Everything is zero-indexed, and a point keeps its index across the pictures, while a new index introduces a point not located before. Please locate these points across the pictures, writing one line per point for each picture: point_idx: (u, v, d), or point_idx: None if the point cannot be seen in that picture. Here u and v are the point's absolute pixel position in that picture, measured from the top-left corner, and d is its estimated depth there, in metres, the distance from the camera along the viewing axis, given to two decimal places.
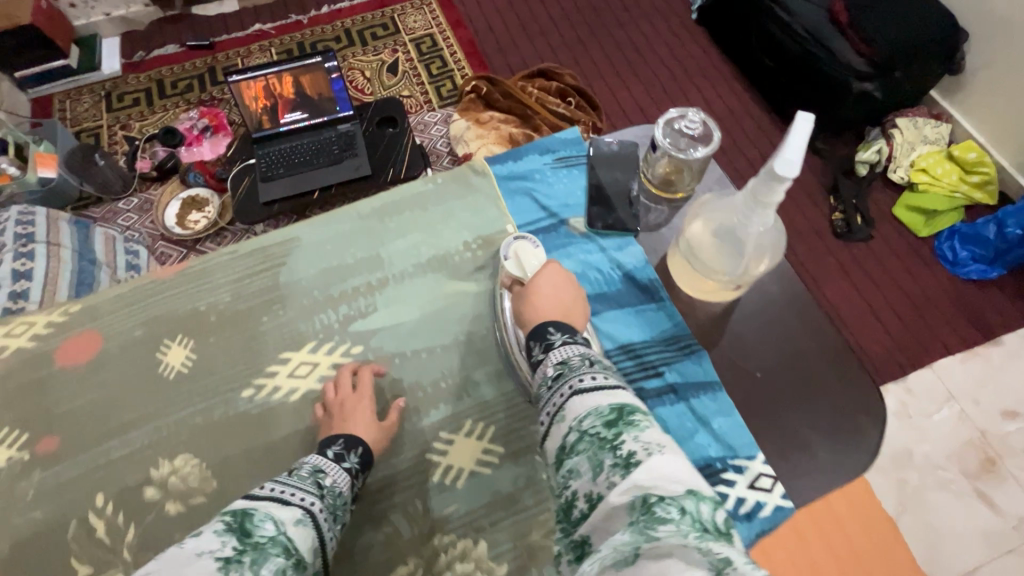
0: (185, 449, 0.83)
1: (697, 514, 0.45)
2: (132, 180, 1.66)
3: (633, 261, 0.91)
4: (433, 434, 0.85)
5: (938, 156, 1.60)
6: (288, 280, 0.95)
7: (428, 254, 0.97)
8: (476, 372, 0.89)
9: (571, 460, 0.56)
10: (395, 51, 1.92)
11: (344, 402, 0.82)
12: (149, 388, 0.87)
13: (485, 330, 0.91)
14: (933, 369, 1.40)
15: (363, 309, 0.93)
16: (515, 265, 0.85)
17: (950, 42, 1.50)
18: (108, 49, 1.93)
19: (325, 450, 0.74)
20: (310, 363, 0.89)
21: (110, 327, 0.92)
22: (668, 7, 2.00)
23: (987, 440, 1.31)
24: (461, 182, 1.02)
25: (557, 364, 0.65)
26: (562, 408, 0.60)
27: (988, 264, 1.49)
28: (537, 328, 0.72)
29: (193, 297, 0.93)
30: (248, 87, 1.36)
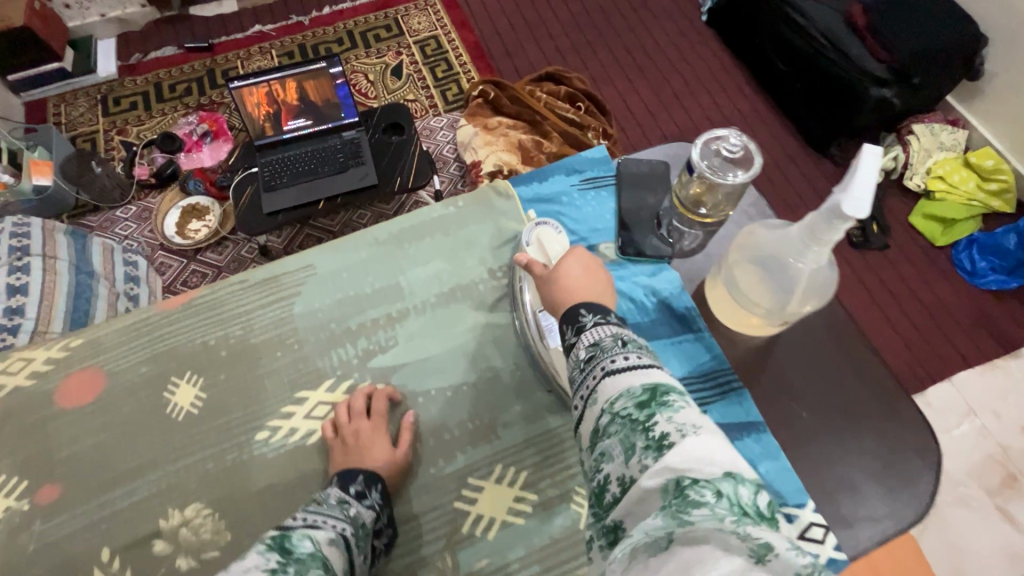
0: (197, 498, 0.79)
1: (736, 497, 0.41)
2: (129, 189, 1.61)
3: (668, 288, 0.85)
4: (452, 471, 0.81)
5: (955, 163, 1.57)
6: (303, 311, 0.91)
7: (450, 284, 0.93)
8: (504, 414, 0.84)
9: (603, 443, 0.52)
10: (399, 53, 1.88)
11: (359, 430, 0.79)
12: (157, 430, 0.84)
13: (504, 356, 0.88)
14: (951, 382, 1.37)
15: (383, 343, 0.89)
16: (537, 249, 0.85)
17: (969, 47, 1.47)
18: (104, 51, 1.88)
19: (346, 486, 0.72)
20: (328, 405, 0.85)
21: (114, 363, 0.88)
22: (678, 9, 1.96)
23: (1009, 456, 1.29)
24: (484, 204, 0.98)
25: (589, 347, 0.60)
26: (593, 391, 0.56)
27: (1007, 274, 1.46)
28: (569, 310, 0.66)
29: (203, 331, 0.90)
30: (250, 93, 1.32)
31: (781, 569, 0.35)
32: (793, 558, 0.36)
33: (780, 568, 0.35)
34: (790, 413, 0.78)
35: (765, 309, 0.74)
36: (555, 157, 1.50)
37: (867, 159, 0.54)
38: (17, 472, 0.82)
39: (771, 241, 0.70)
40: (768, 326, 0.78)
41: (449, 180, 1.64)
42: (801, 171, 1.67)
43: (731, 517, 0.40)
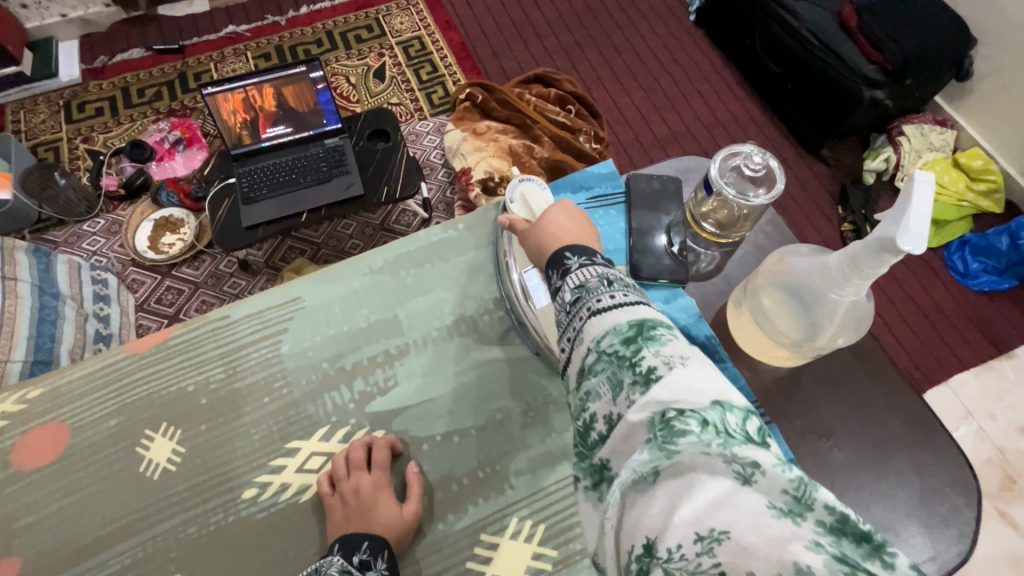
0: (179, 569, 0.73)
1: (722, 424, 0.39)
2: (96, 202, 1.52)
3: (684, 316, 0.79)
4: (459, 518, 0.77)
5: (943, 164, 1.57)
6: (292, 350, 0.85)
7: (452, 314, 0.88)
8: (515, 460, 0.80)
9: (588, 381, 0.48)
10: (382, 55, 1.81)
11: (359, 488, 0.75)
12: (133, 490, 0.77)
13: (511, 387, 0.84)
14: (949, 386, 1.37)
15: (382, 384, 0.84)
16: (520, 206, 0.85)
17: (958, 48, 1.46)
18: (65, 55, 1.77)
19: (350, 554, 0.69)
20: (323, 455, 0.80)
21: (78, 416, 0.81)
22: (666, 8, 1.93)
23: (1006, 459, 1.29)
24: (483, 230, 0.95)
25: (574, 289, 0.55)
26: (579, 332, 0.51)
27: (999, 274, 1.47)
28: (553, 254, 0.61)
29: (180, 376, 0.84)
30: (225, 100, 1.26)
31: (769, 488, 0.35)
32: (779, 473, 0.35)
33: (768, 486, 0.35)
34: (811, 444, 0.75)
35: (792, 340, 0.71)
36: (547, 162, 1.46)
37: (919, 189, 0.51)
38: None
39: (805, 269, 0.67)
40: (794, 358, 0.75)
41: (437, 187, 1.59)
42: (795, 174, 1.64)
43: (719, 444, 0.38)
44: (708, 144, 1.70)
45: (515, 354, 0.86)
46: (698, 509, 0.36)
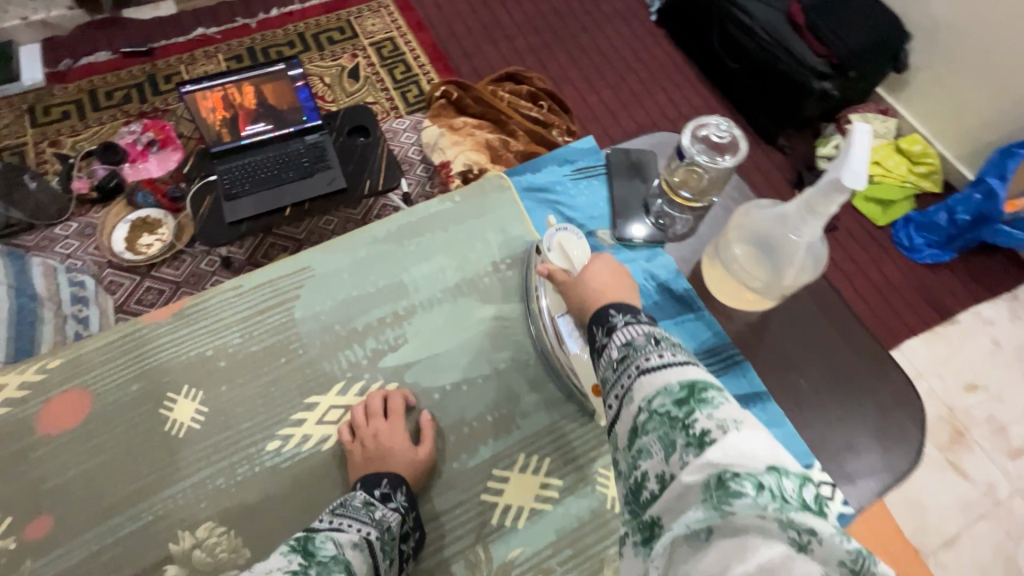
0: (209, 517, 0.78)
1: (778, 488, 0.43)
2: (69, 205, 1.50)
3: (665, 272, 0.90)
4: (480, 468, 0.83)
5: (887, 149, 1.71)
6: (305, 314, 0.90)
7: (455, 278, 0.94)
8: (521, 403, 0.87)
9: (640, 439, 0.53)
10: (355, 55, 1.84)
11: (376, 434, 0.80)
12: (158, 449, 0.82)
13: (518, 350, 0.90)
14: (902, 351, 1.49)
15: (392, 341, 0.90)
16: (558, 254, 0.87)
17: (895, 43, 1.60)
18: (28, 58, 1.74)
19: (372, 489, 0.74)
20: (340, 408, 0.85)
21: (101, 383, 0.85)
22: (629, 10, 2.03)
23: (954, 414, 1.41)
24: (478, 197, 1.00)
25: (621, 347, 0.62)
26: (628, 390, 0.57)
27: (940, 248, 1.60)
28: (598, 311, 0.68)
29: (198, 342, 0.88)
30: (204, 98, 1.28)
31: (827, 558, 0.39)
32: (835, 543, 0.39)
33: (824, 556, 0.39)
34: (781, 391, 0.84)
35: (761, 285, 0.80)
36: (523, 155, 1.52)
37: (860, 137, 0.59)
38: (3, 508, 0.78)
39: (765, 220, 0.76)
40: (763, 302, 0.84)
41: (417, 182, 1.62)
42: (755, 162, 1.75)
43: (773, 507, 0.41)
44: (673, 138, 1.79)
45: (515, 314, 0.93)
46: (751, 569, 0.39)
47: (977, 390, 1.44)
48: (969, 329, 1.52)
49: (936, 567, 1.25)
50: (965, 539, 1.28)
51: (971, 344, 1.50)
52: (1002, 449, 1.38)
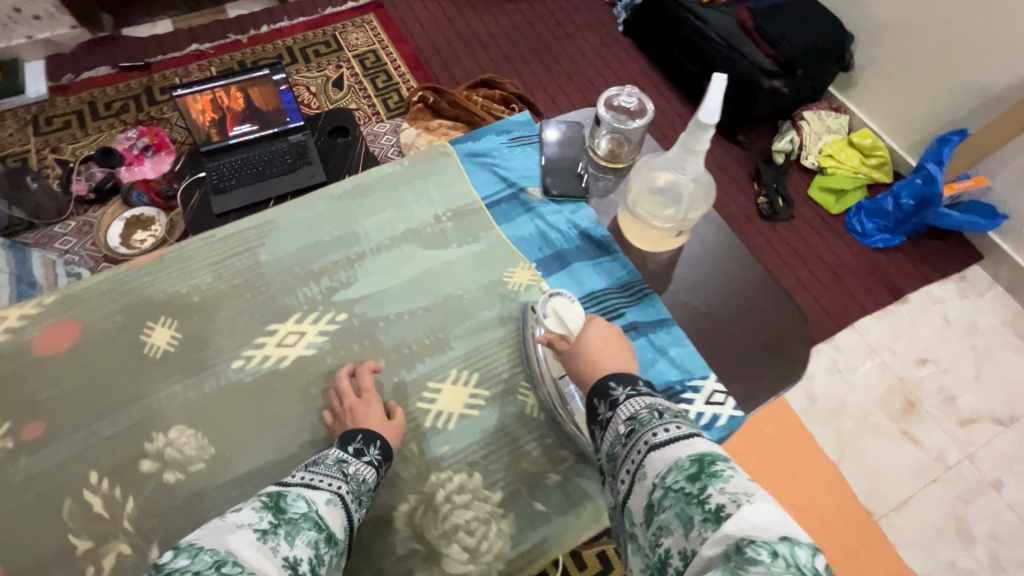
0: (181, 421, 0.86)
1: (793, 557, 0.46)
2: (68, 205, 1.60)
3: (586, 223, 1.03)
4: (420, 384, 0.90)
5: (841, 143, 1.81)
6: (270, 259, 0.99)
7: (404, 229, 1.03)
8: (455, 328, 0.95)
9: (659, 513, 0.57)
10: (339, 67, 1.96)
11: (352, 409, 0.83)
12: (136, 369, 0.90)
13: (461, 291, 0.98)
14: (856, 328, 1.56)
15: (344, 281, 0.98)
16: (555, 322, 0.86)
17: (840, 43, 1.72)
18: (32, 72, 1.86)
19: (345, 446, 0.75)
20: (297, 333, 0.93)
21: (88, 314, 0.93)
22: (597, 21, 2.16)
23: (906, 386, 1.48)
24: (426, 162, 1.10)
25: (628, 422, 0.67)
26: (641, 466, 0.62)
27: (890, 233, 1.69)
28: (599, 384, 0.74)
29: (177, 281, 0.96)
30: (194, 101, 1.39)
31: None
32: None
33: None
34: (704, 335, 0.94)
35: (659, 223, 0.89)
36: None
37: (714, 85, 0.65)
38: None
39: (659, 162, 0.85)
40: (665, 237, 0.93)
41: None
42: (715, 157, 1.84)
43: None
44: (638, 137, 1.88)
45: (454, 257, 1.01)
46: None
47: (928, 363, 1.52)
48: (920, 307, 1.60)
49: (888, 529, 1.31)
50: (917, 502, 1.34)
51: (921, 320, 1.58)
52: (953, 419, 1.44)
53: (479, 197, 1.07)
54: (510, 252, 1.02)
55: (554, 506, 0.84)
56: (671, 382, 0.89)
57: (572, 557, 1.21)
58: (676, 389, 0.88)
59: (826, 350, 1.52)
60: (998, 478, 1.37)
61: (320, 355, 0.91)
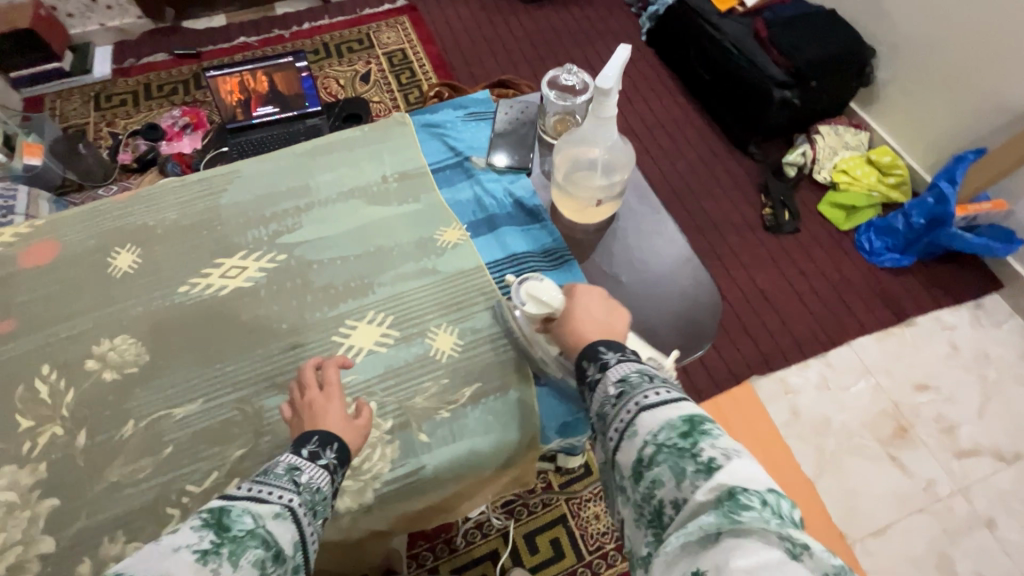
0: (128, 331, 0.69)
1: (779, 508, 0.40)
2: (112, 171, 1.76)
3: (523, 193, 0.83)
4: (334, 321, 0.69)
5: (858, 160, 1.75)
6: (226, 203, 0.77)
7: (350, 183, 0.80)
8: (379, 275, 0.72)
9: (649, 471, 0.46)
10: (368, 62, 2.08)
11: (311, 404, 0.59)
12: (86, 284, 0.72)
13: (397, 245, 0.75)
14: (851, 347, 1.50)
15: (289, 226, 0.77)
16: (539, 302, 0.64)
17: (860, 58, 1.69)
18: (101, 56, 2.08)
19: (296, 449, 0.52)
20: (238, 265, 0.73)
21: (64, 233, 0.75)
22: (621, 30, 2.20)
23: (900, 411, 1.41)
24: (386, 128, 0.87)
25: (617, 382, 0.53)
26: (630, 425, 0.50)
27: (900, 253, 1.62)
28: (585, 347, 0.58)
29: (142, 212, 0.77)
30: (224, 82, 1.51)
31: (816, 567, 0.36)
32: (824, 556, 0.37)
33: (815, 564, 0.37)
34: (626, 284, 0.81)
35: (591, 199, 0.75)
36: None
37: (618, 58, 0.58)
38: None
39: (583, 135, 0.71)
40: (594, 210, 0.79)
41: None
42: (725, 168, 1.83)
43: (777, 525, 0.38)
44: (651, 144, 1.88)
45: (391, 216, 0.78)
46: (751, 567, 0.36)
47: (928, 389, 1.44)
48: (925, 331, 1.52)
49: (862, 555, 1.24)
50: (898, 530, 1.27)
51: (925, 346, 1.50)
52: (948, 449, 1.36)
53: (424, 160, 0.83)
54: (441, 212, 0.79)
55: (439, 439, 0.63)
56: None
57: (524, 540, 1.21)
58: None
59: (817, 365, 1.47)
60: (992, 517, 1.29)
61: (255, 288, 0.71)
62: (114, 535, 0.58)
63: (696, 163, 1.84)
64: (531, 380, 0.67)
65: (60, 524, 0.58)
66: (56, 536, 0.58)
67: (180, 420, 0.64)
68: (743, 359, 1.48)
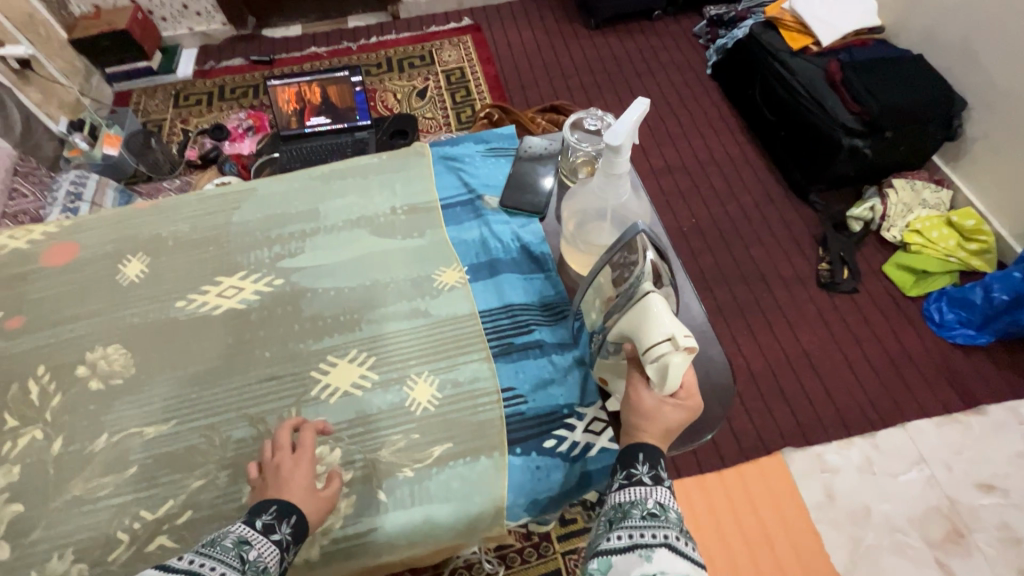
0: (121, 340, 0.66)
1: None
2: (179, 166, 1.87)
3: (531, 237, 0.75)
4: (317, 355, 0.64)
5: (936, 220, 1.58)
6: (238, 222, 0.76)
7: (358, 214, 0.76)
8: (368, 312, 0.68)
9: None
10: (427, 79, 2.12)
11: (280, 466, 0.53)
12: (98, 288, 0.71)
13: (397, 281, 0.70)
14: (905, 429, 1.34)
15: (292, 249, 0.73)
16: (659, 369, 0.51)
17: (947, 109, 1.53)
18: (186, 59, 2.24)
19: (250, 517, 0.49)
20: (237, 286, 0.70)
21: (88, 238, 0.75)
22: (686, 62, 2.12)
23: (957, 511, 1.24)
24: (404, 161, 0.83)
25: (659, 505, 0.49)
26: (645, 546, 0.46)
27: (976, 329, 1.44)
28: (641, 447, 0.54)
29: (158, 224, 0.76)
30: (283, 91, 1.57)
31: None
32: None
33: None
34: None
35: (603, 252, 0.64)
36: None
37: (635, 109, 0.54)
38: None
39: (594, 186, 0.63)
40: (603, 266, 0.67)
41: None
42: (780, 215, 1.71)
43: None
44: (701, 183, 1.79)
45: (392, 250, 0.73)
46: None
47: (994, 491, 1.26)
48: (1000, 423, 1.33)
49: None
50: None
51: (997, 440, 1.31)
52: (1013, 565, 1.18)
53: (437, 196, 0.79)
54: (442, 251, 0.73)
55: (397, 500, 0.56)
56: (556, 407, 0.62)
57: None
58: (556, 417, 0.61)
59: (861, 445, 1.32)
60: None
61: (246, 312, 0.68)
62: (64, 552, 0.54)
63: (750, 207, 1.73)
64: (503, 447, 0.59)
65: (19, 531, 0.55)
66: (13, 543, 0.54)
67: (151, 439, 0.60)
68: (775, 428, 1.35)
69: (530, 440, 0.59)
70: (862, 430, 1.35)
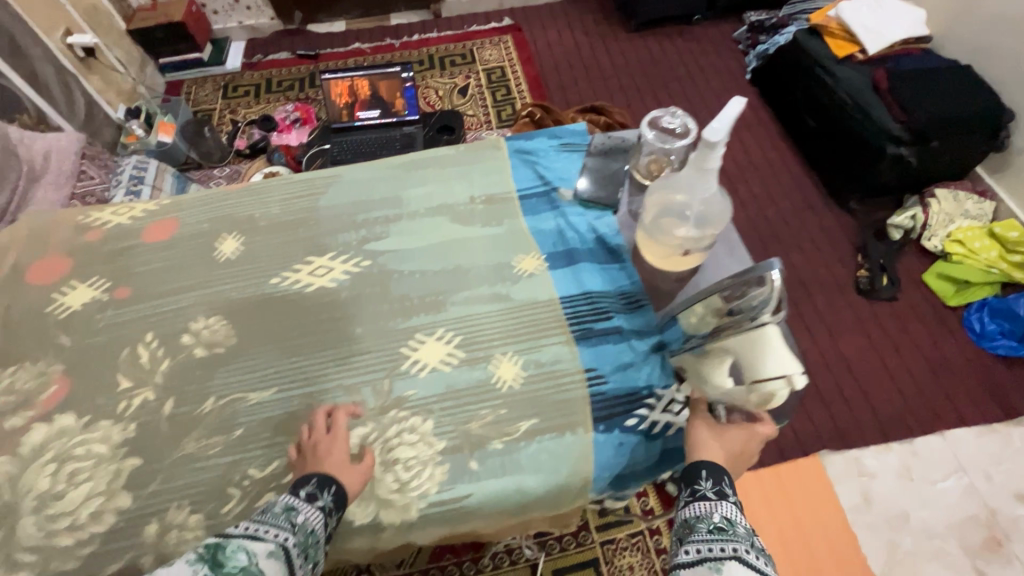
0: (222, 312, 0.71)
1: None
2: (228, 154, 1.92)
3: (606, 228, 0.78)
4: (406, 333, 0.68)
5: (978, 231, 1.57)
6: (325, 205, 0.80)
7: (439, 202, 0.80)
8: (453, 294, 0.71)
9: None
10: (468, 77, 2.16)
11: (316, 447, 0.59)
12: (198, 265, 0.75)
13: (479, 266, 0.73)
14: (944, 437, 1.35)
15: (377, 233, 0.77)
16: (766, 396, 0.57)
17: (995, 120, 1.52)
18: (234, 51, 2.30)
19: (295, 488, 0.53)
20: (328, 266, 0.74)
21: (186, 217, 0.80)
22: (725, 67, 2.14)
23: (996, 519, 1.24)
24: (480, 154, 0.87)
25: (724, 520, 0.51)
26: (712, 557, 0.48)
27: (1018, 341, 1.44)
28: (700, 467, 0.57)
29: (250, 205, 0.81)
30: (335, 85, 1.62)
31: None
32: None
33: None
34: None
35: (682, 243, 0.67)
36: None
37: (733, 108, 0.56)
38: (34, 244, 0.78)
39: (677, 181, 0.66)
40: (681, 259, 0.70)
41: None
42: (820, 222, 1.72)
43: None
44: (742, 188, 1.80)
45: (473, 237, 0.76)
46: None
47: None
48: None
49: None
50: None
51: None
52: None
53: (513, 187, 0.82)
54: (520, 238, 0.76)
55: (490, 469, 0.60)
56: (635, 388, 0.64)
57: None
58: (636, 396, 0.64)
59: (899, 451, 1.33)
60: None
61: (337, 291, 0.72)
62: (181, 503, 0.59)
63: (790, 212, 1.75)
64: (588, 425, 0.62)
65: (138, 483, 0.60)
66: (133, 494, 0.59)
67: (255, 403, 0.64)
68: (815, 431, 1.37)
69: (613, 418, 0.63)
70: (902, 438, 1.35)
